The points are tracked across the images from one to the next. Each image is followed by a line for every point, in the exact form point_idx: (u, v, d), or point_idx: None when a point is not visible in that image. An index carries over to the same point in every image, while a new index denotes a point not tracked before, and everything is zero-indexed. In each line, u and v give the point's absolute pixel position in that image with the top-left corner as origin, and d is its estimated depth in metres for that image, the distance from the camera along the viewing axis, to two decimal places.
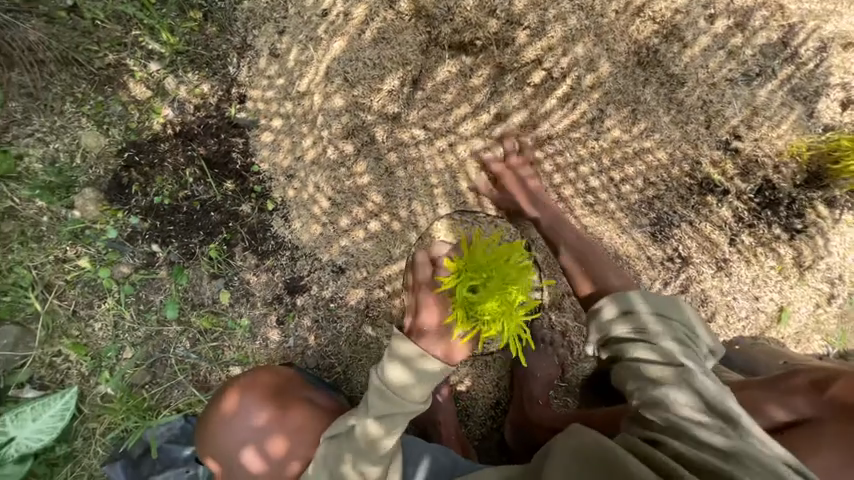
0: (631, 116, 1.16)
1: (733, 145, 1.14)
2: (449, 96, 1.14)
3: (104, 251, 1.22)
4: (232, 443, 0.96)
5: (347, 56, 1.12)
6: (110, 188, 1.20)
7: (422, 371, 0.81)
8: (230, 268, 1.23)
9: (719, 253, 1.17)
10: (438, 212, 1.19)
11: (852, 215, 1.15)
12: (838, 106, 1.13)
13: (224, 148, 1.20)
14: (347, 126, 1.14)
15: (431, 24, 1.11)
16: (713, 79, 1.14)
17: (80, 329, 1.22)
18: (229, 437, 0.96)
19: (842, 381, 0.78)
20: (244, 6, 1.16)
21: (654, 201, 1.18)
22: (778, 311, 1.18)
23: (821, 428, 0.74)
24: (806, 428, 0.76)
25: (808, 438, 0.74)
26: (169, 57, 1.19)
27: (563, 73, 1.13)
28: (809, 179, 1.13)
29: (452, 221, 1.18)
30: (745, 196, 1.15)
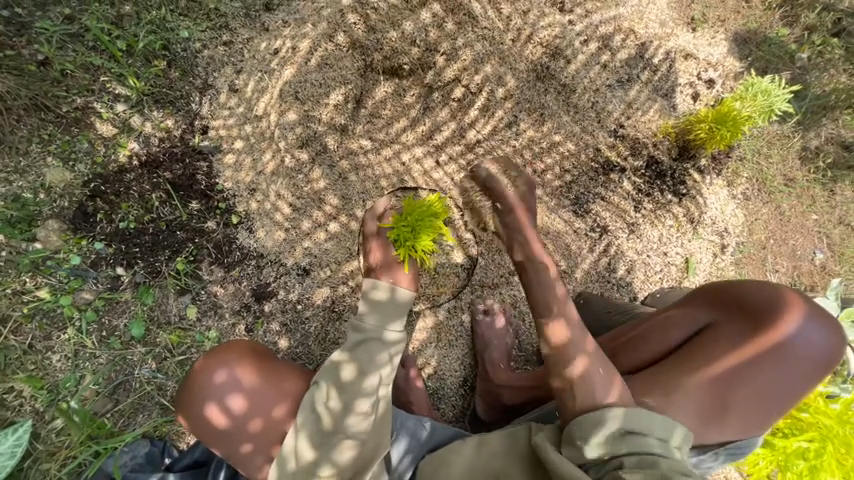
0: (539, 118, 1.43)
1: (619, 132, 1.43)
2: (388, 112, 1.36)
3: (67, 280, 1.24)
4: (195, 402, 0.87)
5: (297, 80, 1.31)
6: (74, 217, 1.26)
7: (387, 300, 0.87)
8: (196, 282, 1.29)
9: (629, 219, 1.40)
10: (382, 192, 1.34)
11: (720, 179, 1.46)
12: (690, 99, 1.48)
13: (189, 172, 1.31)
14: (301, 137, 1.31)
15: (365, 53, 1.34)
16: (595, 86, 1.44)
17: (35, 362, 1.20)
18: (195, 396, 0.87)
19: (733, 294, 0.94)
20: (204, 54, 1.35)
21: (572, 184, 1.41)
22: (685, 263, 1.41)
23: (728, 332, 0.90)
24: (711, 333, 0.92)
25: (711, 339, 0.90)
26: (135, 98, 1.33)
27: (479, 87, 1.40)
28: (681, 152, 1.43)
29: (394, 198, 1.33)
30: (639, 171, 1.42)
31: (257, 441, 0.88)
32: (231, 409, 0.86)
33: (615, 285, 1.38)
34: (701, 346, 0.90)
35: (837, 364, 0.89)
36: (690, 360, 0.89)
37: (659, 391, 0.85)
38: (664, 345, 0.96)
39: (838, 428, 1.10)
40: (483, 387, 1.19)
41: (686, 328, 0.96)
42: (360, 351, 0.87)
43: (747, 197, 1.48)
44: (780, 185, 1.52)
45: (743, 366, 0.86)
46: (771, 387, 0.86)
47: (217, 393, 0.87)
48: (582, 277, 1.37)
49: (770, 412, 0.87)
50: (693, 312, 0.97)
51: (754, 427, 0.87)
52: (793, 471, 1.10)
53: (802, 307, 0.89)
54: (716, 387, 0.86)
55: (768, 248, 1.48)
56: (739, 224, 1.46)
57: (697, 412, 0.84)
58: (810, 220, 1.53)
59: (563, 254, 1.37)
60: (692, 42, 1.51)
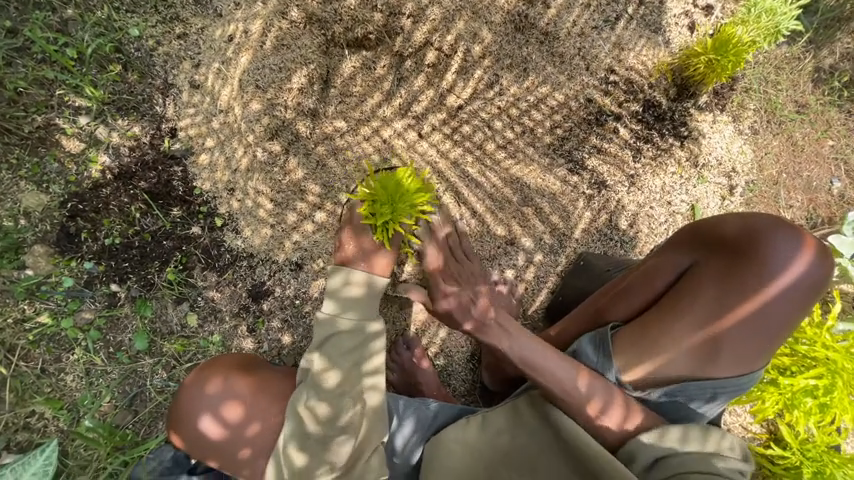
0: (523, 74, 1.33)
1: (611, 79, 1.32)
2: (359, 88, 1.28)
3: (65, 302, 1.24)
4: (186, 413, 0.85)
5: (254, 66, 1.23)
6: (59, 239, 1.24)
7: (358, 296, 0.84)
8: (192, 289, 1.28)
9: (628, 170, 1.32)
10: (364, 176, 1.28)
11: (725, 115, 1.35)
12: (686, 30, 1.35)
13: (164, 179, 1.27)
14: (268, 127, 1.24)
15: (324, 27, 1.24)
16: (580, 30, 1.33)
17: (51, 385, 1.22)
18: (184, 409, 0.86)
19: (711, 232, 0.87)
20: (160, 50, 1.26)
21: (564, 141, 1.33)
22: (691, 210, 1.33)
23: (708, 274, 0.85)
24: (694, 277, 0.86)
25: (694, 284, 0.85)
26: (96, 108, 1.26)
27: (452, 48, 1.29)
28: (679, 91, 1.32)
29: None
30: (636, 117, 1.32)
31: (256, 448, 0.86)
32: (226, 416, 0.85)
33: (618, 242, 1.32)
34: (677, 298, 0.86)
35: (825, 281, 0.84)
36: (671, 314, 0.85)
37: (642, 347, 0.86)
38: (646, 296, 0.91)
39: (843, 361, 1.08)
40: (488, 360, 1.18)
41: (668, 276, 0.90)
42: (338, 353, 0.83)
43: (755, 131, 1.38)
44: (791, 114, 1.40)
45: (731, 306, 0.82)
46: (764, 321, 0.82)
47: (207, 403, 0.85)
48: (583, 238, 1.32)
49: (764, 344, 0.83)
50: (672, 258, 0.90)
51: (750, 363, 0.84)
52: (799, 408, 1.11)
53: (780, 230, 0.83)
54: (703, 334, 0.83)
55: (780, 184, 1.39)
56: (747, 162, 1.37)
57: (684, 360, 0.85)
58: (826, 147, 1.42)
59: (561, 215, 1.31)
60: None
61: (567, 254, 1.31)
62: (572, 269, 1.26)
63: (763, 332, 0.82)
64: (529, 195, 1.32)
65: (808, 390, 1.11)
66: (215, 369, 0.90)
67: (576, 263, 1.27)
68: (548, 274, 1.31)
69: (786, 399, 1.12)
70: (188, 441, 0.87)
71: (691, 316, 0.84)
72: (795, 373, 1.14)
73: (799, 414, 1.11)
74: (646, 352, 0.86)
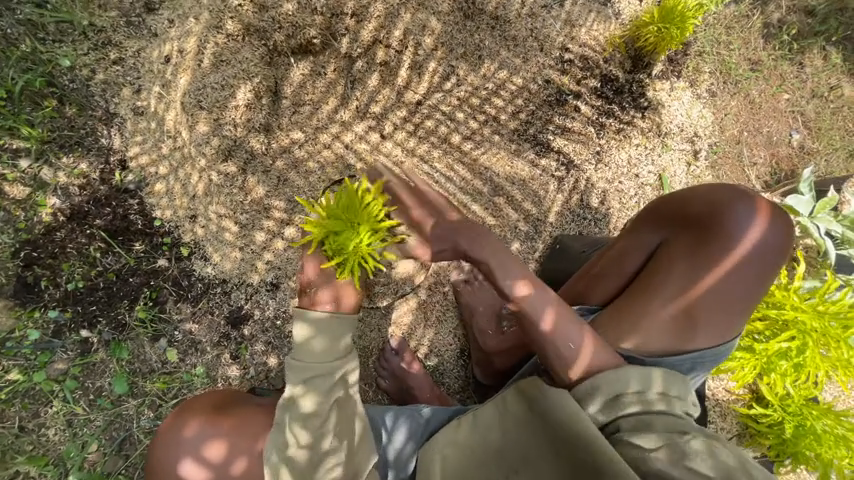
0: (478, 62, 1.31)
1: (566, 57, 1.31)
2: (312, 96, 1.23)
3: (34, 355, 1.19)
4: (170, 458, 0.85)
5: (196, 86, 1.17)
6: (17, 291, 1.18)
7: (326, 322, 0.81)
8: (167, 324, 1.24)
9: (594, 147, 1.32)
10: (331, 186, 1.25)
11: (682, 81, 1.35)
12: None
13: (121, 214, 1.21)
14: (221, 148, 1.19)
15: (265, 36, 1.19)
16: (529, 10, 1.31)
17: (32, 442, 1.18)
18: (168, 453, 0.85)
19: (679, 208, 0.88)
20: (96, 80, 1.20)
21: (526, 126, 1.32)
22: (659, 180, 1.34)
23: (677, 250, 0.86)
24: (665, 255, 0.87)
25: (665, 261, 0.86)
26: (36, 148, 1.19)
27: (402, 43, 1.26)
28: (634, 62, 1.32)
29: None
30: (596, 92, 1.31)
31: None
32: (210, 455, 0.84)
33: (592, 221, 1.32)
34: (649, 275, 0.87)
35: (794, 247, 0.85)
36: (646, 292, 0.86)
37: (620, 330, 0.85)
38: (620, 280, 0.93)
39: (812, 322, 1.11)
40: (478, 356, 1.18)
41: (640, 256, 0.92)
42: (316, 379, 0.81)
43: (713, 93, 1.39)
44: (745, 72, 1.41)
45: (702, 279, 0.82)
46: (736, 291, 0.82)
47: (188, 446, 0.84)
48: (557, 220, 1.31)
49: (740, 314, 0.84)
50: (643, 238, 0.92)
51: (727, 334, 0.85)
52: (776, 371, 1.16)
53: (745, 201, 0.84)
54: (679, 309, 0.83)
55: (742, 143, 1.41)
56: (709, 125, 1.38)
57: (664, 338, 0.83)
58: (782, 101, 1.44)
59: (533, 201, 1.31)
60: None
61: (544, 238, 1.31)
62: (550, 253, 1.26)
63: (737, 303, 0.82)
64: (499, 185, 1.31)
65: (783, 353, 1.15)
66: (194, 408, 0.89)
67: (553, 247, 1.27)
68: (527, 261, 1.31)
69: (763, 363, 1.15)
70: None
71: (665, 293, 0.84)
72: (769, 336, 1.17)
73: (776, 377, 1.16)
74: (625, 333, 0.84)
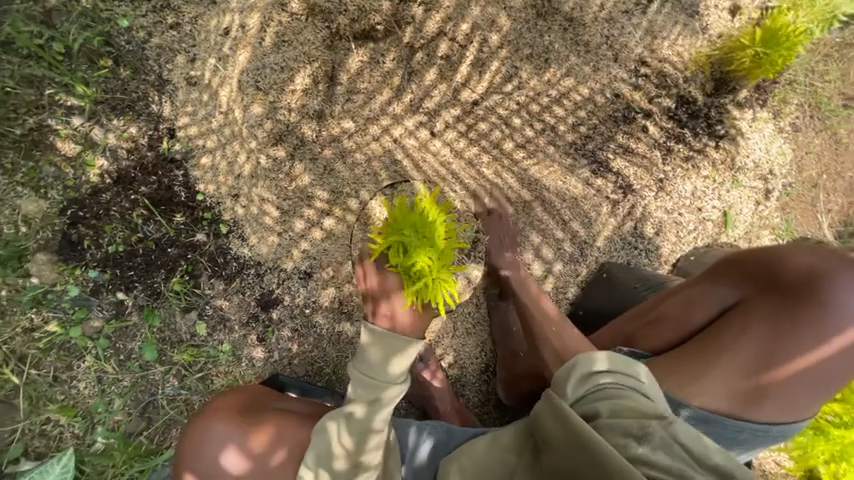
0: (544, 65, 1.22)
1: (641, 71, 1.21)
2: (368, 84, 1.18)
3: (72, 310, 1.22)
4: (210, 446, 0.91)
5: (254, 65, 1.15)
6: (61, 248, 1.20)
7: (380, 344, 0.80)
8: (199, 298, 1.25)
9: (656, 174, 1.23)
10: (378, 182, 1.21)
11: (765, 111, 1.24)
12: (727, 14, 1.21)
13: (166, 183, 1.21)
14: (272, 132, 1.17)
15: (329, 19, 1.14)
16: (608, 15, 1.20)
17: (64, 393, 1.22)
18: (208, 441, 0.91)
19: (769, 267, 0.84)
20: (152, 43, 1.17)
21: (587, 142, 1.24)
22: (723, 216, 1.25)
23: (757, 310, 0.81)
24: (742, 310, 0.83)
25: (739, 319, 0.81)
26: (89, 108, 1.19)
27: (467, 38, 1.19)
28: (717, 85, 1.21)
29: None
30: (668, 113, 1.21)
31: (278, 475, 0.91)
32: (252, 444, 0.90)
33: (643, 251, 1.25)
34: (721, 326, 0.83)
35: None
36: (715, 343, 0.80)
37: (679, 376, 0.80)
38: (683, 329, 0.89)
39: None
40: (505, 376, 1.16)
41: (712, 306, 0.88)
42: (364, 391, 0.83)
43: (797, 129, 1.27)
44: (837, 108, 1.28)
45: (780, 344, 0.77)
46: (816, 368, 0.76)
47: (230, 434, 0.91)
48: (605, 246, 1.25)
49: (811, 395, 0.77)
50: (721, 289, 0.89)
51: (791, 413, 0.78)
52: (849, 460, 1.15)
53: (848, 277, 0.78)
54: (750, 367, 0.77)
55: (821, 186, 1.30)
56: (786, 163, 1.27)
57: (724, 396, 0.77)
58: None
59: (582, 223, 1.24)
60: None
61: (589, 263, 1.25)
62: (594, 281, 1.21)
63: (813, 382, 0.76)
64: (548, 201, 1.24)
65: None
66: (234, 402, 0.96)
67: (596, 276, 1.23)
68: (568, 284, 1.25)
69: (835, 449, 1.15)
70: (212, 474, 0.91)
71: (737, 349, 0.78)
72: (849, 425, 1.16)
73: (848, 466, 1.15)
74: (684, 379, 0.78)
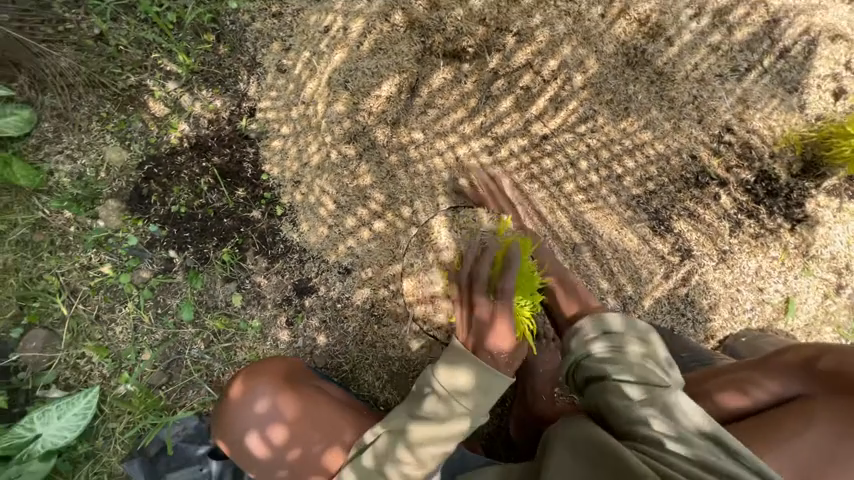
0: (622, 113, 1.20)
1: (725, 138, 1.17)
2: (445, 101, 1.20)
3: (126, 258, 1.30)
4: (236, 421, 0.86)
5: (347, 66, 1.20)
6: (131, 198, 1.28)
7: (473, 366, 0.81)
8: (242, 271, 1.29)
9: (720, 244, 1.18)
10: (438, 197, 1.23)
11: (853, 203, 1.16)
12: (829, 96, 1.16)
13: (236, 158, 1.27)
14: (349, 131, 1.21)
15: (425, 34, 1.18)
16: (701, 76, 1.17)
17: (101, 332, 1.29)
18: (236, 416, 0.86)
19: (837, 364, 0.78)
20: (253, 27, 1.25)
21: (652, 197, 1.20)
22: (785, 302, 1.18)
23: (826, 409, 0.75)
24: (802, 406, 0.77)
25: (804, 414, 0.76)
26: (185, 76, 1.28)
27: (552, 74, 1.19)
28: (805, 167, 1.15)
29: (450, 218, 1.23)
30: (744, 186, 1.16)
31: (294, 470, 0.87)
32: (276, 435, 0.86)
33: (690, 320, 1.19)
34: (778, 416, 0.77)
35: None
36: (771, 435, 0.75)
37: None
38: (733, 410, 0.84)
39: None
40: (521, 414, 1.13)
41: (767, 393, 0.82)
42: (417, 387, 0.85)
43: None
44: None
45: (838, 451, 0.72)
46: None
47: (260, 418, 0.86)
48: (651, 307, 1.20)
49: None
50: (780, 378, 0.83)
51: None
52: None
53: None
54: (805, 469, 0.72)
55: None
56: None
57: None
58: None
59: (631, 278, 1.20)
60: (847, 18, 1.15)
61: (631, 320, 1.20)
62: None
63: None
64: (600, 248, 1.21)
65: None
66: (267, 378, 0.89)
67: None
68: None
69: None
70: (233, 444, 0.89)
71: (794, 448, 0.73)
72: None
73: None
74: None
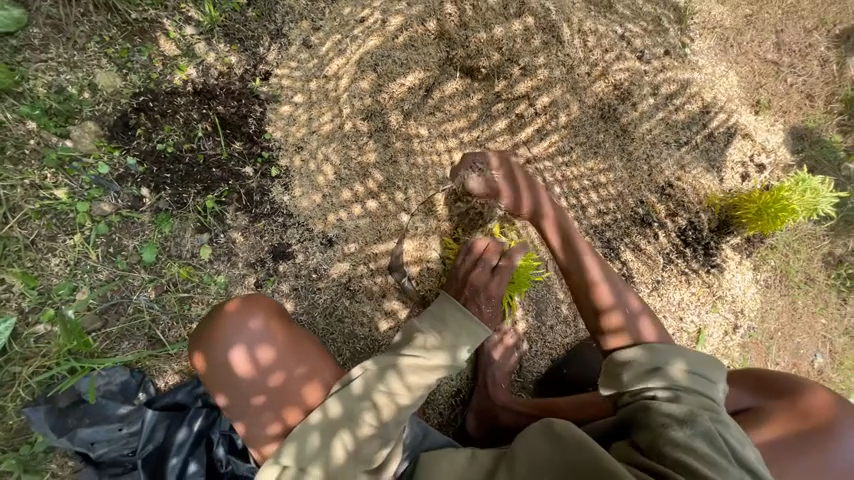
0: (592, 154, 1.44)
1: (667, 191, 1.44)
2: (453, 108, 1.36)
3: (88, 186, 1.19)
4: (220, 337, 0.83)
5: (379, 52, 1.31)
6: (114, 126, 1.21)
7: (451, 317, 0.92)
8: (219, 224, 1.25)
9: (654, 276, 1.42)
10: (432, 189, 1.34)
11: (749, 261, 1.48)
12: (739, 177, 1.50)
13: (241, 112, 1.28)
14: (366, 108, 1.30)
15: (449, 46, 1.35)
16: (653, 140, 1.46)
17: (33, 261, 1.14)
18: (222, 331, 0.84)
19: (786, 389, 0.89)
20: (287, 2, 1.32)
21: (608, 228, 1.42)
22: (696, 332, 1.43)
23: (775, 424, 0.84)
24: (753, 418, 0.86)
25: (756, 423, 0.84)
26: (207, 26, 1.29)
27: (544, 109, 1.41)
28: (720, 225, 1.45)
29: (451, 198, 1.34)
30: (675, 233, 1.43)
31: (271, 398, 0.84)
32: (260, 358, 0.83)
33: None
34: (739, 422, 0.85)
35: None
36: None
37: None
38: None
39: None
40: (481, 406, 1.18)
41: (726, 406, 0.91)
42: (408, 328, 0.92)
43: (767, 285, 1.50)
44: (800, 282, 1.54)
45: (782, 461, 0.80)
46: None
47: (246, 336, 0.84)
48: None
49: None
50: (739, 394, 0.92)
51: None
52: None
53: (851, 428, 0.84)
54: None
55: (775, 340, 1.51)
56: (754, 309, 1.48)
57: None
58: (819, 323, 1.55)
59: None
60: (753, 123, 1.53)
61: (579, 330, 1.36)
62: (581, 347, 1.31)
63: None
64: None
65: None
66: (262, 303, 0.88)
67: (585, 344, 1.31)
68: (555, 342, 1.34)
69: None
70: (211, 366, 0.84)
71: None
72: None
73: None
74: None
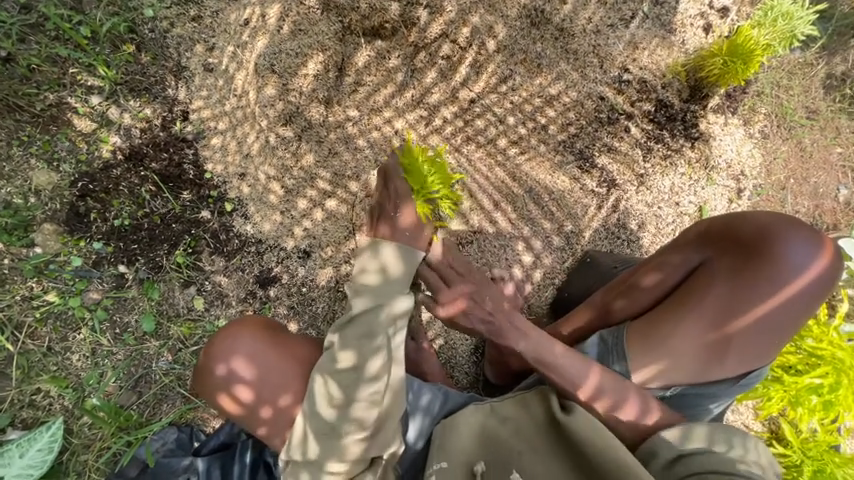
0: (535, 69, 1.33)
1: (625, 77, 1.33)
2: (374, 78, 1.29)
3: (72, 282, 1.23)
4: (204, 387, 0.91)
5: (270, 50, 1.25)
6: (68, 219, 1.23)
7: (380, 283, 0.87)
8: (200, 273, 1.28)
9: (637, 171, 1.34)
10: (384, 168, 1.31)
11: (735, 118, 1.36)
12: (701, 32, 1.35)
13: (176, 161, 1.27)
14: (283, 113, 1.28)
15: (342, 14, 1.26)
16: (596, 27, 1.32)
17: (56, 364, 1.22)
18: (204, 382, 0.91)
19: (725, 227, 0.95)
20: (173, 33, 1.23)
21: (575, 139, 1.33)
22: (698, 211, 1.36)
23: (721, 273, 0.92)
24: (705, 275, 0.94)
25: (706, 281, 0.93)
26: (109, 88, 1.23)
27: (467, 41, 1.30)
28: (692, 92, 1.34)
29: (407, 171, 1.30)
30: (647, 117, 1.33)
31: (269, 426, 0.92)
32: (241, 399, 0.90)
33: (625, 242, 1.35)
34: (693, 283, 0.94)
35: (831, 281, 0.89)
36: (677, 308, 0.94)
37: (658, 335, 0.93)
38: (656, 292, 0.99)
39: (850, 360, 1.12)
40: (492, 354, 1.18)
41: (679, 271, 0.98)
42: (359, 327, 0.88)
43: (765, 135, 1.38)
44: (802, 119, 1.40)
45: (740, 297, 0.89)
46: (770, 322, 0.89)
47: (221, 383, 0.89)
48: (591, 237, 1.34)
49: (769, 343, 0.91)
50: (686, 254, 0.98)
51: (752, 361, 0.92)
52: (803, 405, 1.15)
53: (794, 233, 0.89)
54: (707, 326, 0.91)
55: (789, 189, 1.40)
56: (756, 166, 1.38)
57: (691, 356, 0.92)
58: (834, 154, 1.42)
59: (569, 215, 1.33)
60: None
61: (575, 252, 1.33)
62: (579, 266, 1.29)
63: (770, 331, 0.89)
64: (540, 190, 1.33)
65: (813, 388, 1.14)
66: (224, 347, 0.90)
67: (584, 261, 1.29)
68: (555, 270, 1.33)
69: (791, 395, 1.15)
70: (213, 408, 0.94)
71: (698, 312, 0.92)
72: (800, 371, 1.18)
73: (802, 411, 1.16)
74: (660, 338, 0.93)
